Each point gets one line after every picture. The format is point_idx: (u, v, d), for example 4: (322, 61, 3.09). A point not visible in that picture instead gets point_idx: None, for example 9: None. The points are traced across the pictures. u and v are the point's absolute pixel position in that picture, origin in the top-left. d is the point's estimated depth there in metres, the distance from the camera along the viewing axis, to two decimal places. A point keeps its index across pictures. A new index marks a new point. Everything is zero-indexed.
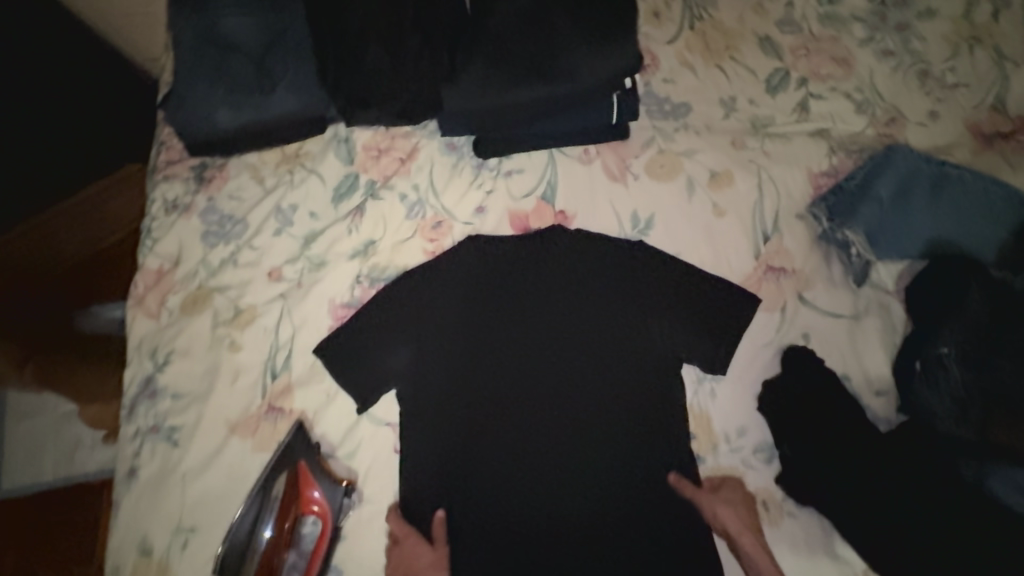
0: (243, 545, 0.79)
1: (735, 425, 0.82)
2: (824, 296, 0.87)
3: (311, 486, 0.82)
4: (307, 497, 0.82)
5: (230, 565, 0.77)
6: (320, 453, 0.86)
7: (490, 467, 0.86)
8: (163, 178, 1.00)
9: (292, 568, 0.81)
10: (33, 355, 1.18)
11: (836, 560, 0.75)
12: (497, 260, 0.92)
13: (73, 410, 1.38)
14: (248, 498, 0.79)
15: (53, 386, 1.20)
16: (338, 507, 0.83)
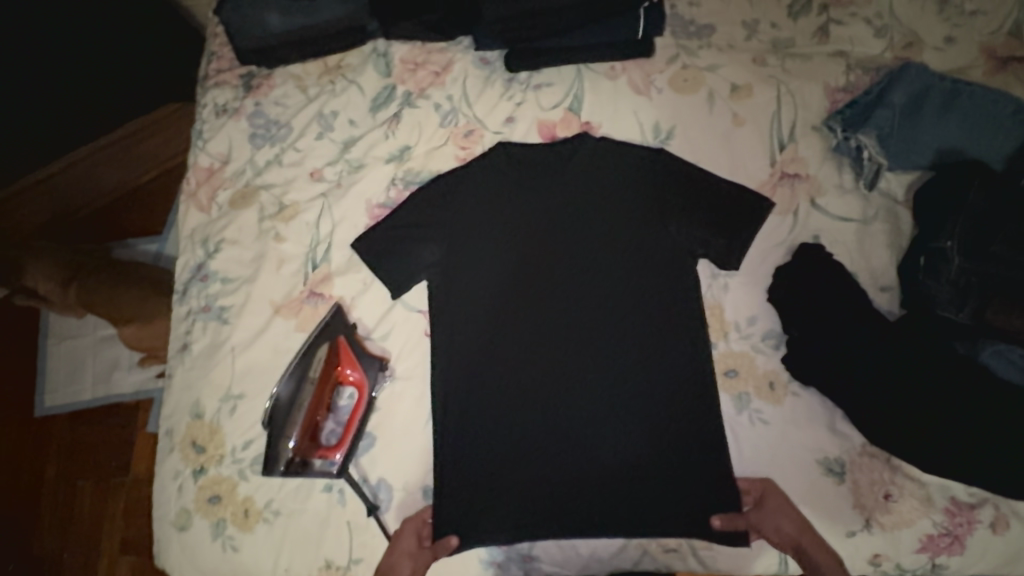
0: (288, 403, 0.85)
1: (745, 314, 0.89)
2: (836, 202, 0.92)
3: (350, 356, 0.90)
4: (347, 367, 0.90)
5: (278, 418, 0.84)
6: (356, 331, 0.93)
7: (512, 354, 0.90)
8: (214, 85, 1.08)
9: (331, 433, 0.90)
10: (76, 275, 1.25)
11: (834, 433, 0.83)
12: (525, 162, 0.96)
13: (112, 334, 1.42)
14: (294, 360, 0.86)
15: (91, 309, 1.25)
16: (374, 380, 0.91)
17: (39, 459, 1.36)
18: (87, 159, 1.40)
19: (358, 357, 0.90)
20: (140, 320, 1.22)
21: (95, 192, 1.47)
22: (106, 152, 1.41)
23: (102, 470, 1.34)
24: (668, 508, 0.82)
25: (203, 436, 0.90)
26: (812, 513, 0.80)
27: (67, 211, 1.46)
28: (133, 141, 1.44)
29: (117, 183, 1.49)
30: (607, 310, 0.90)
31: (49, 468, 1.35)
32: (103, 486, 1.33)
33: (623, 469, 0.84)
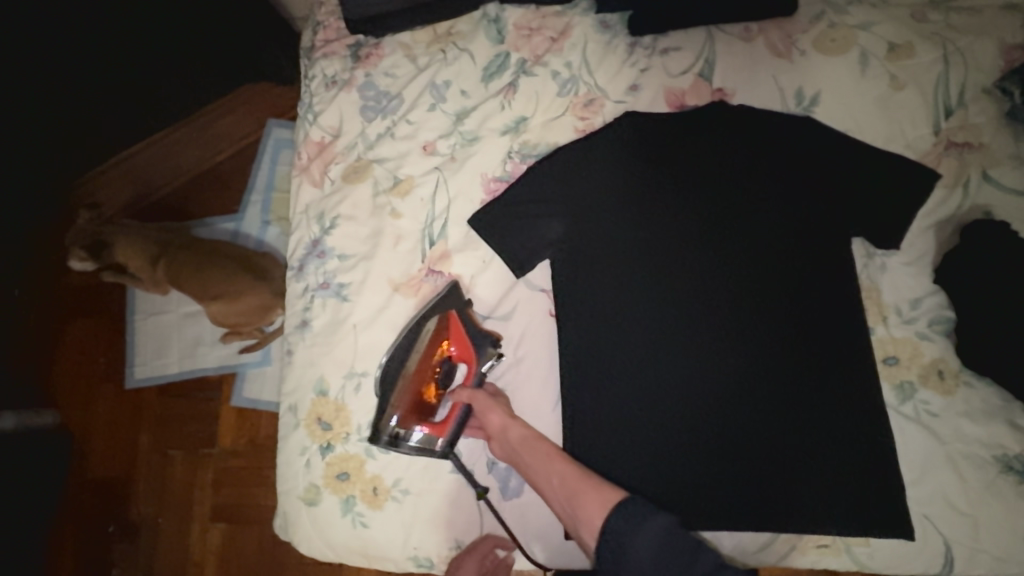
0: (395, 371, 0.86)
1: (907, 298, 0.82)
2: (1011, 174, 0.83)
3: (460, 332, 0.85)
4: (456, 342, 0.85)
5: (387, 383, 0.86)
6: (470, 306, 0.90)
7: (647, 336, 0.85)
8: (322, 56, 1.05)
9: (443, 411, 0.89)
10: (163, 254, 1.27)
11: (1014, 428, 0.76)
12: (654, 133, 0.91)
13: (195, 310, 1.43)
14: (404, 329, 0.86)
15: (178, 284, 1.26)
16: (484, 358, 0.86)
17: (130, 429, 1.38)
18: (167, 137, 1.42)
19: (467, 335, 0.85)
20: (226, 297, 1.23)
21: (170, 172, 1.44)
22: (185, 132, 1.42)
23: (192, 444, 1.36)
24: (819, 502, 0.77)
25: (328, 413, 0.90)
26: (985, 511, 0.74)
27: (142, 190, 1.44)
28: (208, 120, 1.42)
29: (191, 162, 1.45)
30: (749, 290, 0.84)
31: (142, 437, 1.38)
32: (196, 456, 1.36)
33: (771, 459, 0.79)
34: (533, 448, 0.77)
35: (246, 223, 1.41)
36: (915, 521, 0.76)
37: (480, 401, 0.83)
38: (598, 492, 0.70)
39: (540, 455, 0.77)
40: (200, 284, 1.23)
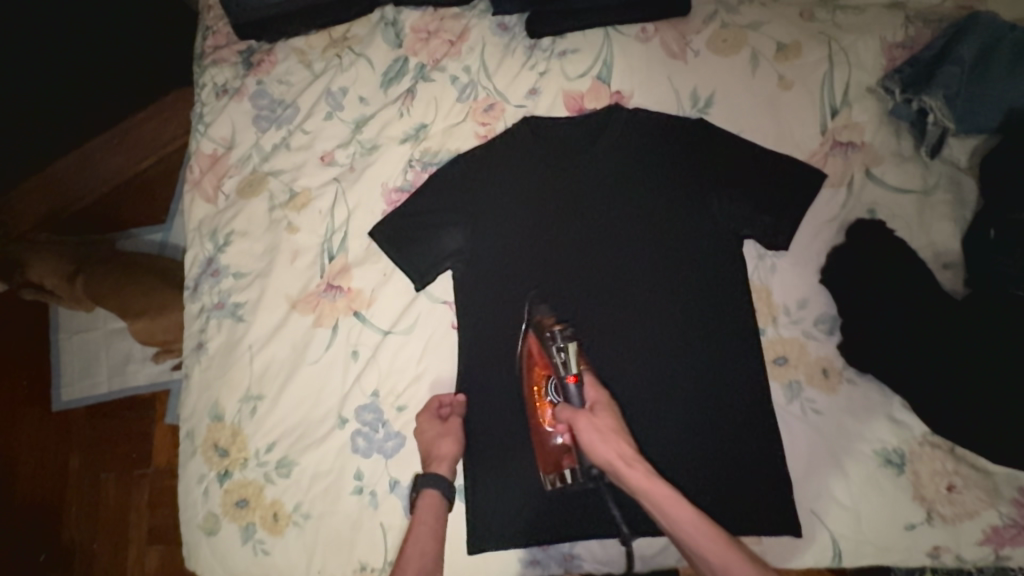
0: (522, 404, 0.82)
1: (795, 298, 0.83)
2: (892, 171, 0.84)
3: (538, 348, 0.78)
4: (539, 358, 0.78)
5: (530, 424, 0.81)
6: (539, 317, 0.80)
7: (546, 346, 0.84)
8: (212, 63, 1.00)
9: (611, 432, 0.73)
10: (81, 269, 1.20)
11: (894, 422, 0.78)
12: (551, 140, 0.90)
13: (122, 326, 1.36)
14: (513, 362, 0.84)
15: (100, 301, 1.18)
16: (559, 364, 0.75)
17: (58, 452, 1.32)
18: (89, 145, 1.35)
19: (541, 345, 0.77)
20: (150, 312, 1.15)
21: (90, 182, 1.36)
22: (106, 139, 1.36)
23: (123, 461, 1.31)
24: (712, 503, 0.79)
25: (224, 439, 0.87)
26: (867, 505, 0.76)
27: (61, 204, 1.36)
28: (129, 127, 1.36)
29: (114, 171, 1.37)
30: (645, 296, 0.84)
31: (71, 460, 1.32)
32: (127, 475, 1.30)
33: (666, 464, 0.80)
34: (660, 495, 0.67)
35: (176, 235, 1.33)
36: (802, 517, 0.78)
37: (587, 438, 0.72)
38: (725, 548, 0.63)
39: (682, 510, 0.66)
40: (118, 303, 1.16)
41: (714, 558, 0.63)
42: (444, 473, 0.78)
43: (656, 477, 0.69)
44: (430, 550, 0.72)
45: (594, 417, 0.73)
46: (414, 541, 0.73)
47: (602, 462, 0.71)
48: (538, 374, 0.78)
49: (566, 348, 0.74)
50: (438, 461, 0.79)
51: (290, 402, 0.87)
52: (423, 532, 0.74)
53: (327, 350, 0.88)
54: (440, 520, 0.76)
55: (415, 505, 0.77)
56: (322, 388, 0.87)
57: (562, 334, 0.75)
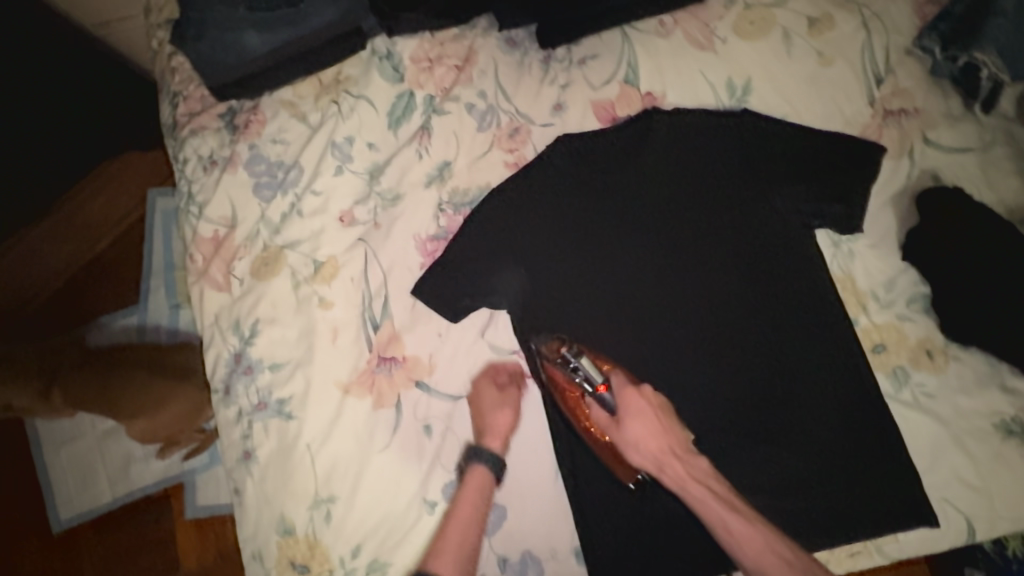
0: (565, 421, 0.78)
1: (880, 281, 0.80)
2: (949, 133, 0.82)
3: (559, 367, 0.74)
4: (566, 381, 0.74)
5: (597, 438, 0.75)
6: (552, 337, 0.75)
7: (599, 355, 0.77)
8: (191, 133, 0.90)
9: (654, 434, 0.71)
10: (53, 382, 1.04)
11: (1007, 391, 0.76)
12: (593, 156, 0.81)
13: (112, 424, 1.22)
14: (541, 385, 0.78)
15: (87, 409, 1.03)
16: (585, 380, 0.73)
17: None
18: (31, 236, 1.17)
19: (554, 369, 0.75)
20: (145, 409, 1.00)
21: (48, 272, 1.21)
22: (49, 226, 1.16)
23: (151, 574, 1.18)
24: (842, 512, 0.75)
25: (302, 554, 0.77)
26: (997, 482, 0.74)
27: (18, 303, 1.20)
28: (75, 205, 1.17)
29: (68, 254, 1.22)
30: (731, 308, 0.78)
31: None
32: None
33: (788, 480, 0.75)
34: (718, 513, 0.67)
35: (150, 313, 1.21)
36: (935, 507, 0.75)
37: (624, 446, 0.72)
38: (796, 573, 0.64)
39: (714, 507, 0.68)
40: (107, 410, 1.01)
41: (749, 556, 0.65)
42: (496, 447, 0.77)
43: (693, 476, 0.69)
44: (474, 535, 0.74)
45: (634, 427, 0.71)
46: (456, 523, 0.74)
47: (643, 467, 0.72)
48: (570, 397, 0.75)
49: (581, 366, 0.73)
50: (490, 436, 0.78)
51: (366, 497, 0.78)
52: (468, 504, 0.74)
53: (395, 432, 0.79)
54: (487, 495, 0.76)
55: (463, 478, 0.77)
56: (399, 476, 0.78)
57: (571, 353, 0.73)
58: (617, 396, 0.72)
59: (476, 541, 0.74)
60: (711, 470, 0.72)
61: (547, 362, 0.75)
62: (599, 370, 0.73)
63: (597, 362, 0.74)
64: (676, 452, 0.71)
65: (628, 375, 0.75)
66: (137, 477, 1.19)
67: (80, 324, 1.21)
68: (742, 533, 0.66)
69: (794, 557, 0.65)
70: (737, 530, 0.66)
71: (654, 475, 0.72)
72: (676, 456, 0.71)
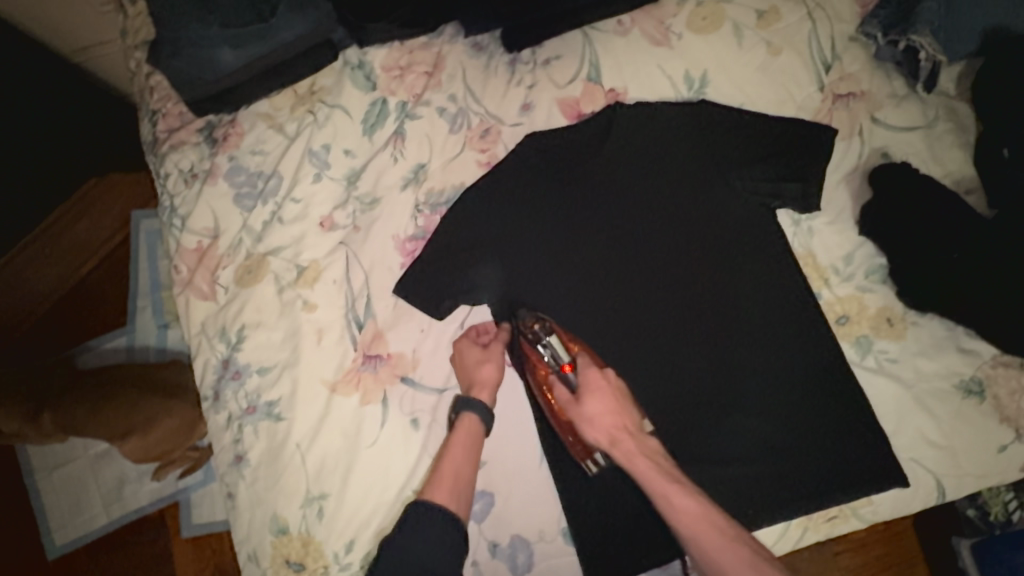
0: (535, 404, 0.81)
1: (840, 256, 0.84)
2: (895, 113, 0.86)
3: (531, 347, 0.79)
4: (536, 359, 0.79)
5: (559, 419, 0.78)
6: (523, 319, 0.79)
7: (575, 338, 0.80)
8: (171, 148, 0.92)
9: (608, 415, 0.74)
10: (43, 407, 1.04)
11: (964, 352, 0.80)
12: (561, 152, 0.84)
13: (104, 446, 1.23)
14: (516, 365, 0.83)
15: (78, 432, 1.03)
16: (551, 356, 0.78)
17: None
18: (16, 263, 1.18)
19: (528, 347, 0.79)
20: (138, 425, 1.01)
21: (31, 298, 1.21)
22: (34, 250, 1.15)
23: None
24: (818, 480, 0.78)
25: (296, 552, 0.79)
26: (960, 439, 0.78)
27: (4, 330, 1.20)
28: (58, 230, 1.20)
29: (55, 278, 1.23)
30: (700, 289, 0.82)
31: None
32: None
33: (763, 452, 0.78)
34: (661, 488, 0.70)
35: (140, 333, 1.23)
36: (905, 466, 0.78)
37: (580, 422, 0.75)
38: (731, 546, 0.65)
39: (658, 482, 0.70)
40: (100, 429, 1.01)
41: (686, 528, 0.67)
42: (486, 399, 0.79)
43: (640, 452, 0.73)
44: (467, 472, 0.75)
45: (591, 405, 0.74)
46: (450, 461, 0.75)
47: (597, 443, 0.75)
48: (538, 372, 0.79)
49: (550, 344, 0.77)
50: (478, 388, 0.79)
51: (357, 492, 0.80)
52: (461, 451, 0.76)
53: (383, 427, 0.81)
54: (478, 441, 0.78)
55: (453, 425, 0.79)
56: (389, 469, 0.81)
57: (542, 331, 0.77)
58: (579, 374, 0.76)
59: (470, 478, 0.76)
60: (663, 453, 0.75)
61: (521, 338, 0.79)
62: (566, 349, 0.78)
63: (565, 341, 0.78)
64: (628, 430, 0.74)
65: (593, 357, 0.79)
66: (133, 496, 1.19)
67: (69, 347, 1.22)
68: (678, 505, 0.68)
69: (737, 534, 0.67)
70: (672, 504, 0.69)
71: (606, 451, 0.75)
72: (627, 433, 0.74)
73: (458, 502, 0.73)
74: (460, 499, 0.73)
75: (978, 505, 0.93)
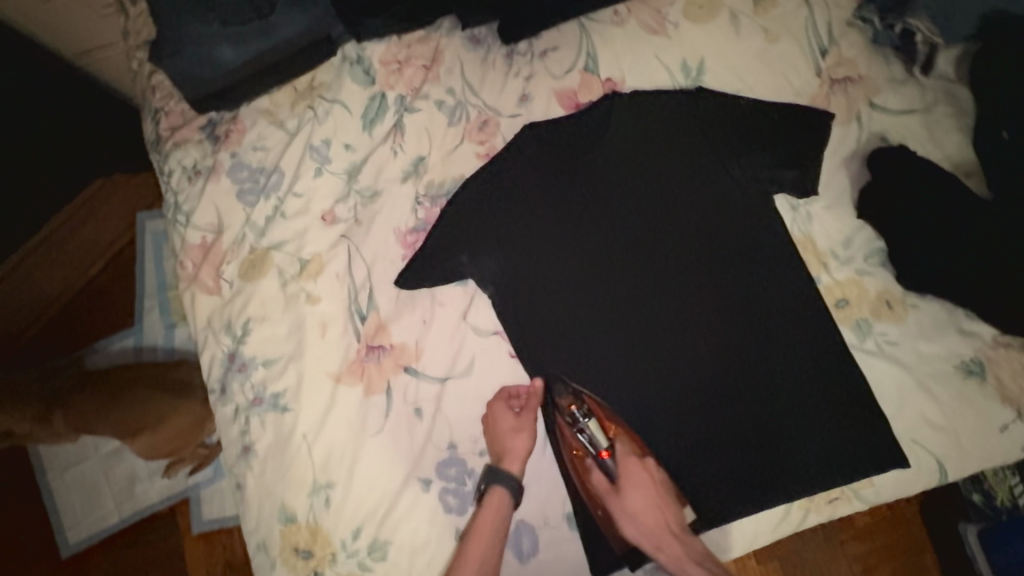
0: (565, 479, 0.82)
1: (839, 239, 0.85)
2: (893, 98, 0.86)
3: (570, 430, 0.80)
4: (575, 443, 0.80)
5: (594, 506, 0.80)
6: (562, 398, 0.80)
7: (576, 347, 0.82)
8: (174, 146, 0.93)
9: (649, 512, 0.76)
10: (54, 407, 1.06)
11: (965, 334, 0.80)
12: (559, 143, 0.85)
13: (115, 445, 1.25)
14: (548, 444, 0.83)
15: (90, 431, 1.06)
16: (591, 442, 0.79)
17: None
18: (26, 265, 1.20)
19: (565, 429, 0.80)
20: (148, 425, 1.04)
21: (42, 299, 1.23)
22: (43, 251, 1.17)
23: None
24: (818, 463, 0.78)
25: (304, 541, 0.80)
26: (961, 420, 0.78)
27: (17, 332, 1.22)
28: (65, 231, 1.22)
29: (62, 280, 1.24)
30: (700, 276, 0.82)
31: None
32: None
33: (765, 436, 0.79)
34: None
35: (148, 334, 1.25)
36: (906, 449, 0.79)
37: (619, 515, 0.77)
38: None
39: None
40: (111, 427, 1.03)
41: None
42: (514, 469, 0.78)
43: (685, 555, 0.75)
44: (496, 545, 0.75)
45: (633, 499, 0.76)
46: (478, 530, 0.75)
47: (637, 539, 0.77)
48: (574, 455, 0.80)
49: (589, 429, 0.79)
50: (507, 458, 0.79)
51: (363, 482, 0.81)
52: (488, 523, 0.75)
53: (388, 417, 0.82)
54: (506, 515, 0.77)
55: (483, 498, 0.78)
56: (394, 458, 0.82)
57: (581, 415, 0.79)
58: (618, 463, 0.78)
59: (498, 549, 0.75)
60: (706, 551, 0.77)
61: (559, 418, 0.80)
62: (604, 435, 0.79)
63: (604, 426, 0.79)
64: (670, 528, 0.76)
65: (633, 443, 0.80)
66: (144, 494, 1.21)
67: (80, 348, 1.25)
68: None
69: None
70: None
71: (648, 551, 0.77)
72: (673, 535, 0.76)
73: (482, 573, 0.73)
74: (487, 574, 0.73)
75: (983, 491, 0.92)
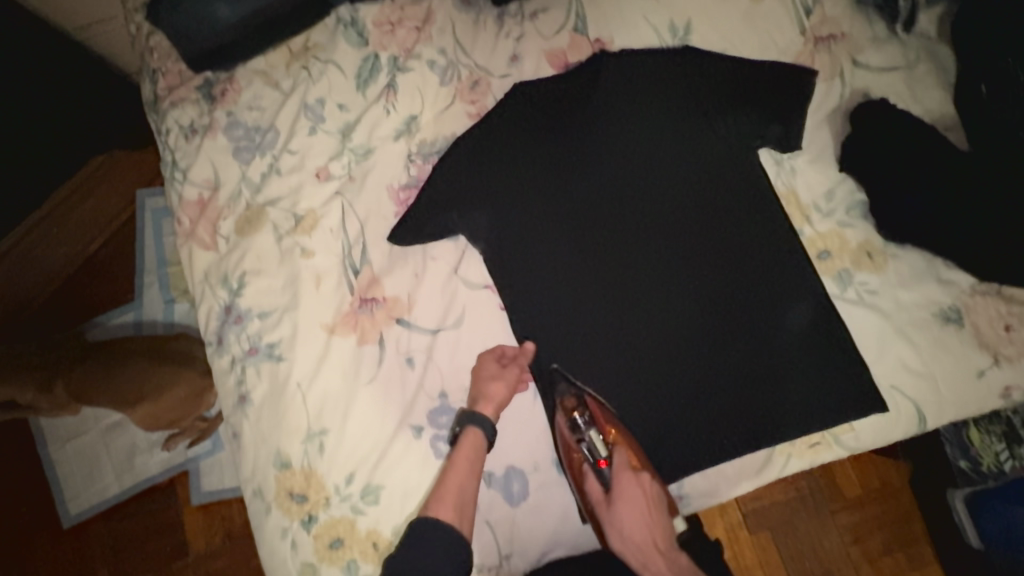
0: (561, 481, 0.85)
1: (821, 193, 0.87)
2: (877, 55, 0.88)
3: (570, 440, 0.82)
4: (574, 451, 0.82)
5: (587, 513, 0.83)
6: (566, 400, 0.82)
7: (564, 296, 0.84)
8: (171, 105, 0.95)
9: (639, 529, 0.78)
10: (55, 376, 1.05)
11: (943, 283, 0.82)
12: (548, 99, 0.87)
13: (116, 420, 1.27)
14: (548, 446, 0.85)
15: (91, 400, 1.05)
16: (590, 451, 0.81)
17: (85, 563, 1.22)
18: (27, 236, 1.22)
19: (567, 435, 0.82)
20: (148, 395, 1.05)
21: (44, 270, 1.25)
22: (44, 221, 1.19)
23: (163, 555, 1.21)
24: (800, 410, 0.80)
25: (299, 485, 0.82)
26: (938, 365, 0.80)
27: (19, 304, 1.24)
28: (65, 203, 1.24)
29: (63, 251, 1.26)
30: (685, 229, 0.84)
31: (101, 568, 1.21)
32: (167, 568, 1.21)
33: (748, 385, 0.81)
34: None
35: (146, 309, 1.26)
36: (885, 394, 0.81)
37: (610, 526, 0.80)
38: None
39: None
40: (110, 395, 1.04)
41: None
42: (490, 413, 0.80)
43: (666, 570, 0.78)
44: (471, 483, 0.77)
45: (624, 516, 0.78)
46: (454, 475, 0.77)
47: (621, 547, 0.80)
48: (572, 459, 0.82)
49: (589, 438, 0.80)
50: (484, 403, 0.81)
51: (355, 430, 0.83)
52: (463, 465, 0.78)
53: (380, 367, 0.84)
54: (480, 457, 0.79)
55: (457, 439, 0.80)
56: (385, 406, 0.84)
57: (583, 423, 0.81)
58: (613, 473, 0.80)
59: (472, 489, 0.77)
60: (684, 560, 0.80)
61: (559, 418, 0.82)
62: (604, 443, 0.81)
63: (604, 435, 0.81)
64: (657, 545, 0.79)
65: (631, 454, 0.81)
66: (144, 467, 1.23)
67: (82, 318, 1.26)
68: None
69: None
70: None
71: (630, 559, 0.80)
72: (657, 551, 0.79)
73: (459, 517, 0.75)
74: (463, 516, 0.75)
75: (970, 458, 0.89)
